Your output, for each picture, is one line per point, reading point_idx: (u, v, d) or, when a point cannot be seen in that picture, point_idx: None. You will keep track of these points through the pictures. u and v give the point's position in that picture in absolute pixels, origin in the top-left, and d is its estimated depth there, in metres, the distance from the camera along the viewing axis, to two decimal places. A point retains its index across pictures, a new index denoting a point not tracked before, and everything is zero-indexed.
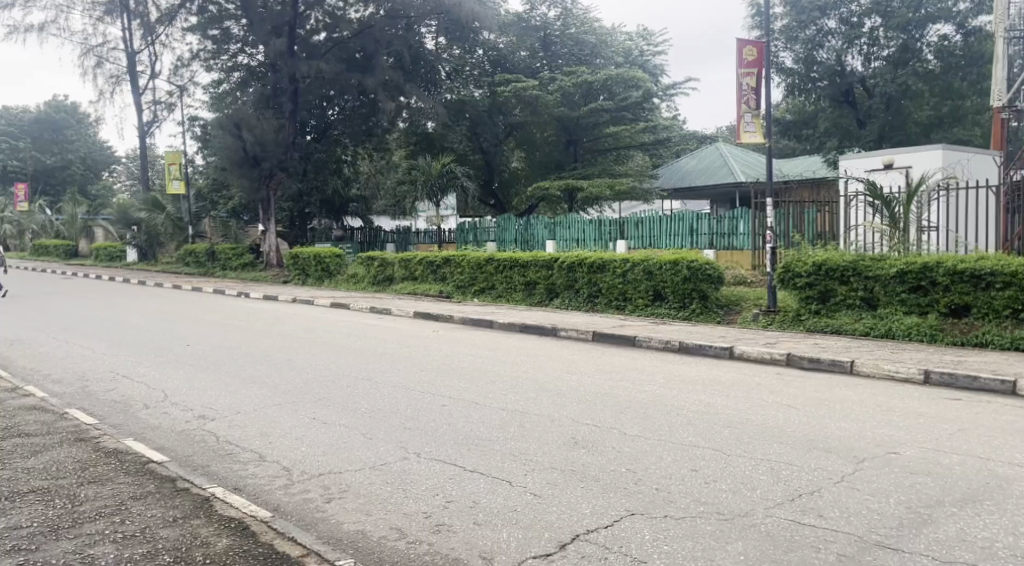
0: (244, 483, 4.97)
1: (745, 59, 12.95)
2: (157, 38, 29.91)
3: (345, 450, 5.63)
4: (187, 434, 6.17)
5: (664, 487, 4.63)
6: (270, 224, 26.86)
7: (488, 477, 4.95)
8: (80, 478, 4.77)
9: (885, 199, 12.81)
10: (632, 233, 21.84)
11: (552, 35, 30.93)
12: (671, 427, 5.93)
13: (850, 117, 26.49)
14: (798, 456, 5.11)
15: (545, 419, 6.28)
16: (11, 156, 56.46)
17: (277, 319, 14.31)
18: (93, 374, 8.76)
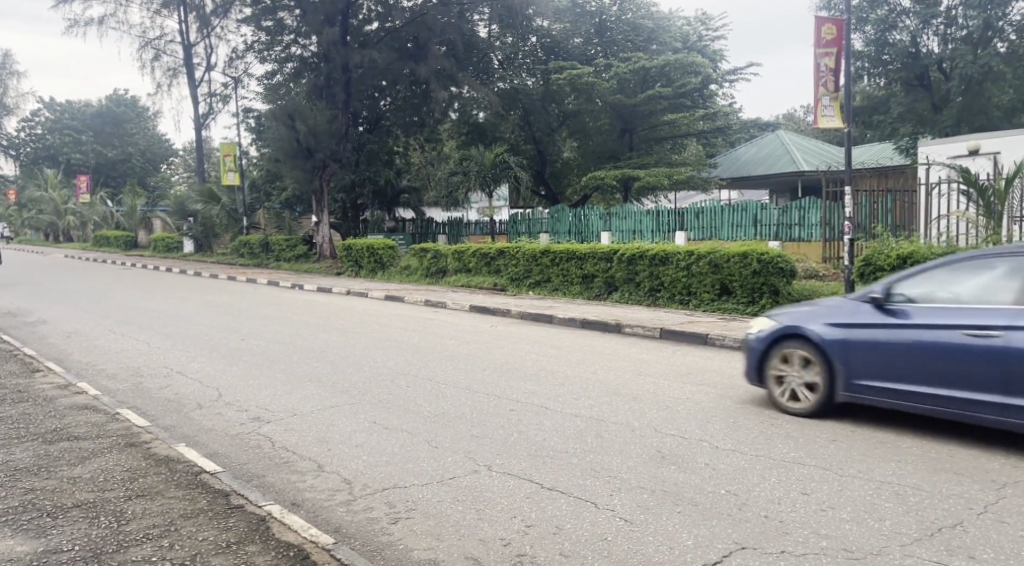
0: (303, 499, 4.56)
1: (824, 38, 12.07)
2: (213, 30, 30.11)
3: (408, 461, 5.17)
4: (242, 438, 5.80)
5: (775, 515, 4.06)
6: (323, 215, 26.81)
7: (569, 497, 4.43)
8: (129, 491, 4.40)
9: (978, 188, 11.90)
10: (691, 224, 21.04)
11: (607, 20, 30.07)
12: (768, 441, 5.34)
13: (925, 101, 25.50)
14: (924, 479, 4.48)
15: (624, 428, 5.74)
16: (74, 149, 57.80)
17: (330, 313, 14.01)
18: (147, 370, 8.50)
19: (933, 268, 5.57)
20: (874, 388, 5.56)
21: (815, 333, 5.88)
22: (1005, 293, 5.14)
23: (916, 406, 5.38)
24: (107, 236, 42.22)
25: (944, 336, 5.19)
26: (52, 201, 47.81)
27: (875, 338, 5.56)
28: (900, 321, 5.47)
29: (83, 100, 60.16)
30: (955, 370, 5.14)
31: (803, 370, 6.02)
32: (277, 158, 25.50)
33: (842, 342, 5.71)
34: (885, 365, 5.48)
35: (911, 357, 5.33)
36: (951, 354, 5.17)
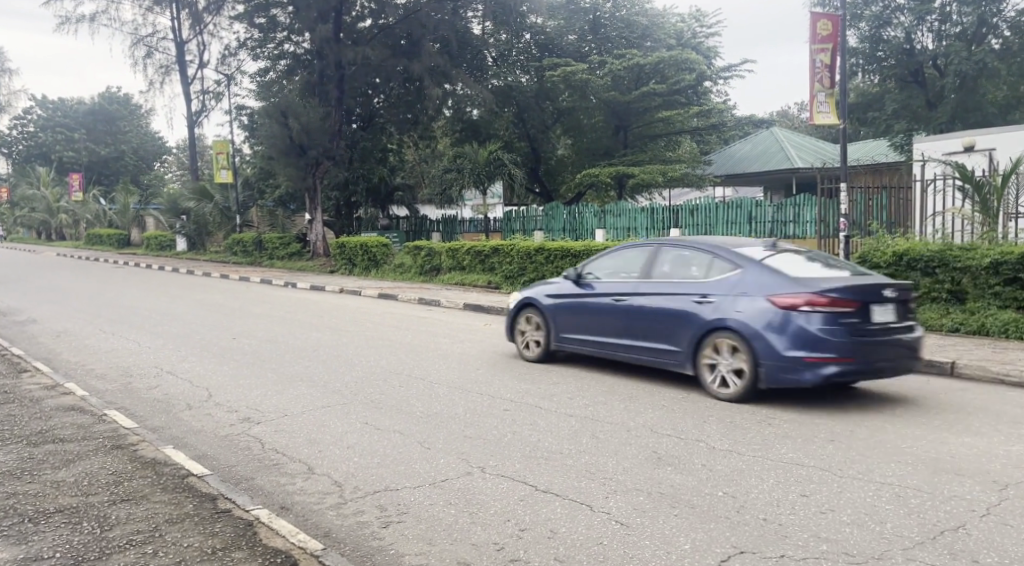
0: (292, 502, 4.46)
1: (819, 33, 11.98)
2: (205, 27, 29.94)
3: (401, 463, 5.08)
4: (231, 440, 5.71)
5: (774, 518, 3.98)
6: (317, 213, 26.69)
7: (563, 499, 4.35)
8: (113, 496, 4.30)
9: (975, 184, 11.83)
10: (686, 221, 20.95)
11: (601, 17, 29.98)
12: (766, 440, 5.27)
13: (920, 98, 25.53)
14: (925, 480, 4.41)
15: (620, 428, 5.66)
16: (66, 146, 57.50)
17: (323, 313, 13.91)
18: (137, 370, 8.40)
19: (621, 250, 7.74)
20: (578, 338, 7.79)
21: (540, 302, 8.16)
22: (652, 271, 7.30)
23: (602, 351, 7.59)
24: (100, 235, 42.00)
25: (608, 301, 7.44)
26: (44, 200, 47.51)
27: (581, 304, 7.74)
28: (593, 291, 7.65)
29: (76, 98, 59.81)
30: (618, 325, 7.32)
31: (538, 331, 8.29)
32: (270, 155, 25.34)
33: (553, 307, 8.03)
34: (585, 323, 7.67)
35: (594, 318, 7.57)
36: (617, 315, 7.36)
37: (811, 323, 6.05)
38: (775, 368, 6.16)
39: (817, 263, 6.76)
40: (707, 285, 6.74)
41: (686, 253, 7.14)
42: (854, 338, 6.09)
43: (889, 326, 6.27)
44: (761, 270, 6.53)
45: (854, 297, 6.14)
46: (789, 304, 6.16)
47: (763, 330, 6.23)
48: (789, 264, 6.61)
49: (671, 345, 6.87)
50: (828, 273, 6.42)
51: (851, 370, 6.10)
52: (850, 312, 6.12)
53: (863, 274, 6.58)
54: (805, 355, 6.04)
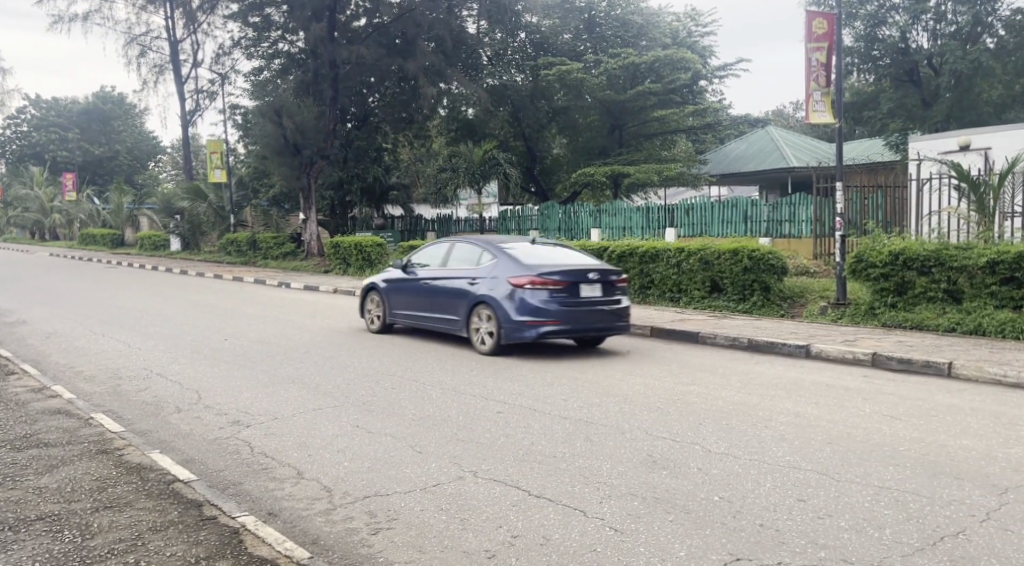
0: (280, 508, 4.37)
1: (814, 32, 11.91)
2: (199, 26, 29.81)
3: (391, 467, 4.99)
4: (220, 444, 5.62)
5: (770, 524, 3.91)
6: (311, 213, 26.59)
7: (557, 505, 4.27)
8: (96, 503, 4.20)
9: (972, 183, 11.78)
10: (682, 220, 20.85)
11: (596, 16, 30.11)
12: (762, 443, 5.20)
13: (914, 97, 25.41)
14: (924, 484, 4.34)
15: (614, 431, 5.58)
16: (60, 146, 57.23)
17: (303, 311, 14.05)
18: (126, 372, 8.30)
19: (433, 245, 10.13)
20: (402, 312, 10.16)
21: (378, 286, 10.57)
22: (451, 260, 9.72)
23: (415, 320, 9.92)
24: (93, 235, 41.82)
25: (416, 284, 9.89)
26: (37, 200, 47.30)
27: (406, 287, 10.15)
28: (414, 277, 10.06)
29: (69, 97, 59.59)
30: (423, 301, 9.67)
31: (378, 309, 10.67)
32: (264, 155, 25.24)
33: (387, 288, 10.44)
34: (404, 301, 10.10)
35: (410, 297, 9.99)
36: (427, 294, 9.78)
37: (531, 295, 8.50)
38: (509, 326, 8.60)
39: (554, 255, 9.25)
40: (477, 270, 9.17)
41: (468, 246, 9.58)
42: (563, 307, 8.55)
43: (595, 300, 8.74)
44: (507, 260, 9.00)
45: (564, 278, 8.61)
46: (520, 282, 8.61)
47: (503, 301, 8.66)
48: (530, 255, 9.08)
49: (452, 315, 9.32)
50: (556, 261, 8.87)
51: (562, 329, 8.56)
52: (561, 289, 8.58)
53: (585, 263, 9.05)
54: (527, 320, 8.50)
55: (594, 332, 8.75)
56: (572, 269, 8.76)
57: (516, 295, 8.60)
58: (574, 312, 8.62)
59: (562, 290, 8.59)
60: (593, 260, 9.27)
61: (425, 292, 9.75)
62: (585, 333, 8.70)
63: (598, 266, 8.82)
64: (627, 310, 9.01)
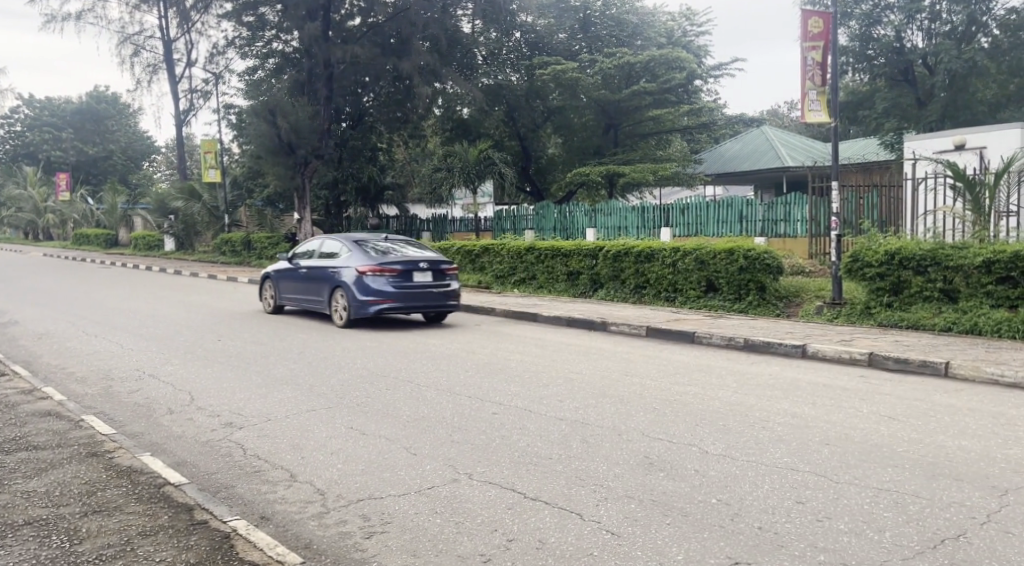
0: (272, 512, 4.32)
1: (810, 31, 11.92)
2: (193, 25, 29.68)
3: (386, 469, 4.94)
4: (212, 446, 5.56)
5: (769, 526, 3.86)
6: (306, 212, 26.51)
7: (552, 507, 4.23)
8: (85, 507, 4.14)
9: (969, 183, 11.76)
10: (677, 220, 20.82)
11: (592, 15, 29.95)
12: (761, 444, 5.15)
13: (909, 96, 25.49)
14: (923, 486, 4.31)
15: (611, 432, 5.54)
16: (54, 146, 57.00)
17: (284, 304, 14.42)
18: (118, 373, 8.22)
19: (313, 240, 12.55)
20: (287, 295, 12.61)
21: (273, 273, 12.98)
22: (323, 253, 12.17)
23: (299, 303, 12.39)
24: (87, 234, 41.66)
25: (296, 271, 12.35)
26: (30, 199, 47.08)
27: (291, 275, 12.61)
28: (297, 266, 12.50)
29: (62, 96, 59.36)
30: (303, 285, 12.15)
31: (273, 293, 13.08)
32: (259, 155, 25.15)
33: (279, 275, 12.87)
34: (289, 286, 12.55)
35: (292, 281, 12.44)
36: (304, 281, 12.24)
37: (372, 280, 10.98)
38: (356, 304, 11.05)
39: (398, 248, 11.73)
40: (337, 261, 11.60)
41: (333, 241, 12.03)
42: (398, 289, 11.03)
43: (425, 283, 11.25)
44: (358, 252, 11.44)
45: (399, 266, 11.11)
46: (364, 270, 11.07)
47: (351, 284, 11.11)
48: (379, 248, 11.54)
49: (320, 295, 11.74)
50: (397, 253, 11.37)
51: (397, 306, 11.04)
52: (397, 275, 11.06)
53: (422, 254, 11.55)
54: (369, 298, 10.96)
55: (424, 308, 11.27)
56: (407, 259, 11.25)
57: (360, 281, 11.08)
58: (406, 292, 11.12)
59: (396, 276, 11.08)
60: (431, 251, 11.78)
61: (302, 279, 12.19)
62: (417, 309, 11.20)
63: (427, 256, 11.34)
64: (454, 291, 11.54)
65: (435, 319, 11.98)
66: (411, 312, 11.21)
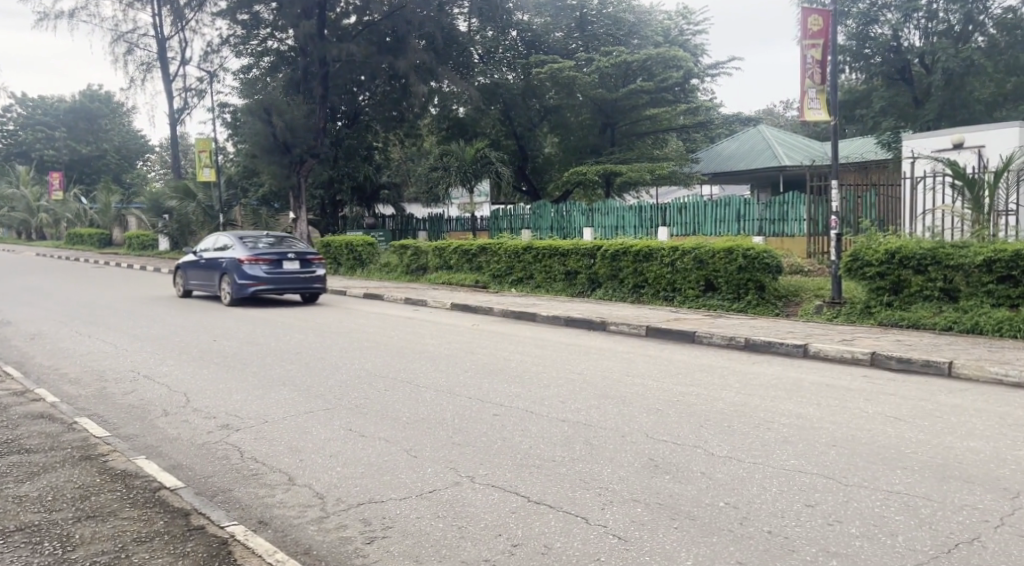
0: (270, 516, 4.23)
1: (810, 29, 11.82)
2: (187, 23, 29.53)
3: (387, 473, 4.85)
4: (208, 448, 5.47)
5: (779, 531, 3.78)
6: (301, 212, 26.39)
7: (557, 511, 4.14)
8: (78, 512, 4.04)
9: (970, 182, 11.69)
10: (674, 219, 20.75)
11: (588, 14, 29.72)
12: (767, 446, 5.08)
13: (906, 95, 25.54)
14: (934, 488, 4.23)
15: (614, 434, 5.45)
16: (46, 145, 56.71)
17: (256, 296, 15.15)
18: (112, 374, 8.12)
19: (212, 237, 15.59)
20: (192, 282, 15.56)
21: (182, 266, 15.95)
22: (218, 246, 15.17)
23: (200, 288, 15.39)
24: (81, 234, 41.45)
25: (195, 262, 15.35)
26: (23, 199, 46.72)
27: (195, 265, 15.59)
28: (200, 258, 15.44)
29: (56, 96, 59.12)
30: (201, 273, 15.15)
31: (183, 282, 16.01)
32: (254, 153, 25.03)
33: (187, 267, 15.87)
34: (192, 275, 15.57)
35: (194, 271, 15.44)
36: (205, 269, 15.22)
37: (249, 267, 14.03)
38: (236, 285, 14.06)
39: (275, 242, 14.82)
40: (225, 253, 14.65)
41: (224, 239, 15.07)
42: (270, 274, 14.14)
43: (294, 270, 14.35)
44: (240, 246, 14.52)
45: (272, 256, 14.21)
46: (244, 260, 14.15)
47: (233, 270, 14.17)
48: (259, 243, 14.64)
49: (212, 281, 14.77)
50: (272, 247, 14.46)
51: (269, 287, 14.11)
52: (270, 264, 14.16)
53: (292, 247, 14.67)
54: (246, 281, 14.03)
55: (293, 289, 14.37)
56: (278, 252, 14.39)
57: (240, 268, 14.13)
58: (278, 276, 14.22)
59: (268, 264, 14.17)
60: (302, 245, 14.86)
61: (203, 267, 15.13)
62: (286, 290, 14.28)
63: (295, 249, 14.47)
64: (319, 276, 14.63)
65: (306, 299, 15.07)
66: (282, 293, 14.28)
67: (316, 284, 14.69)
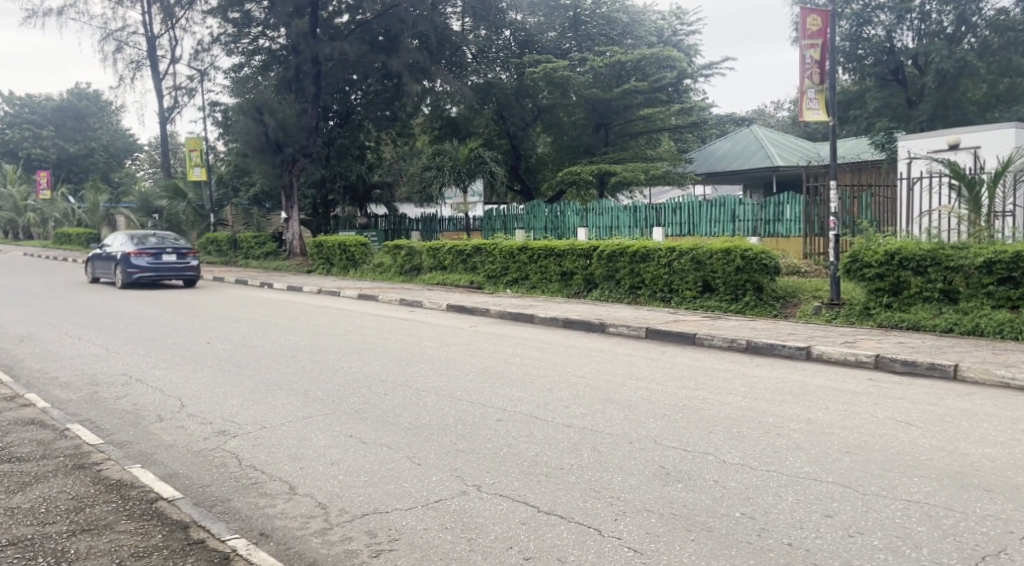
0: (272, 528, 4.09)
1: (809, 29, 11.72)
2: (177, 21, 29.24)
3: (391, 481, 4.72)
4: (205, 455, 5.33)
5: (799, 543, 3.67)
6: (293, 212, 26.19)
7: (569, 522, 4.02)
8: (73, 525, 3.89)
9: (969, 182, 11.60)
10: (668, 219, 20.65)
11: (582, 14, 29.49)
12: (780, 453, 4.97)
13: (900, 96, 25.49)
14: (954, 497, 4.14)
15: (622, 440, 5.33)
16: (34, 144, 56.20)
17: (146, 282, 18.77)
18: (104, 378, 7.94)
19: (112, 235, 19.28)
20: (97, 271, 19.14)
21: (90, 259, 19.60)
22: (114, 243, 18.86)
23: (101, 277, 19.04)
24: (69, 233, 41.07)
25: (96, 254, 19.03)
26: (10, 198, 46.18)
27: (100, 258, 19.06)
28: (103, 251, 19.02)
29: (43, 94, 58.59)
30: (101, 264, 18.85)
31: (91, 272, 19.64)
32: (245, 153, 24.81)
33: (92, 260, 19.51)
34: (95, 266, 19.24)
35: (94, 262, 19.11)
36: (106, 261, 18.79)
37: (134, 258, 17.74)
38: (125, 272, 17.72)
39: (157, 240, 18.51)
40: (116, 248, 18.33)
41: (118, 236, 18.76)
42: (153, 263, 17.87)
43: (171, 261, 18.09)
44: (130, 242, 18.24)
45: (152, 250, 17.92)
46: (131, 253, 17.84)
47: (122, 261, 17.84)
48: (144, 240, 18.36)
49: (107, 270, 18.50)
50: (154, 243, 18.17)
51: (151, 274, 17.81)
52: (152, 256, 17.88)
53: (171, 243, 18.39)
54: (132, 268, 17.72)
55: (171, 276, 18.11)
56: (159, 247, 18.10)
57: (129, 259, 17.79)
58: (158, 266, 17.91)
59: (150, 256, 17.87)
60: (179, 241, 18.62)
61: (104, 258, 18.63)
62: (165, 276, 18.01)
63: (172, 244, 18.20)
64: (192, 265, 18.40)
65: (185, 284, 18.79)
66: (162, 279, 18.00)
67: (190, 272, 18.43)
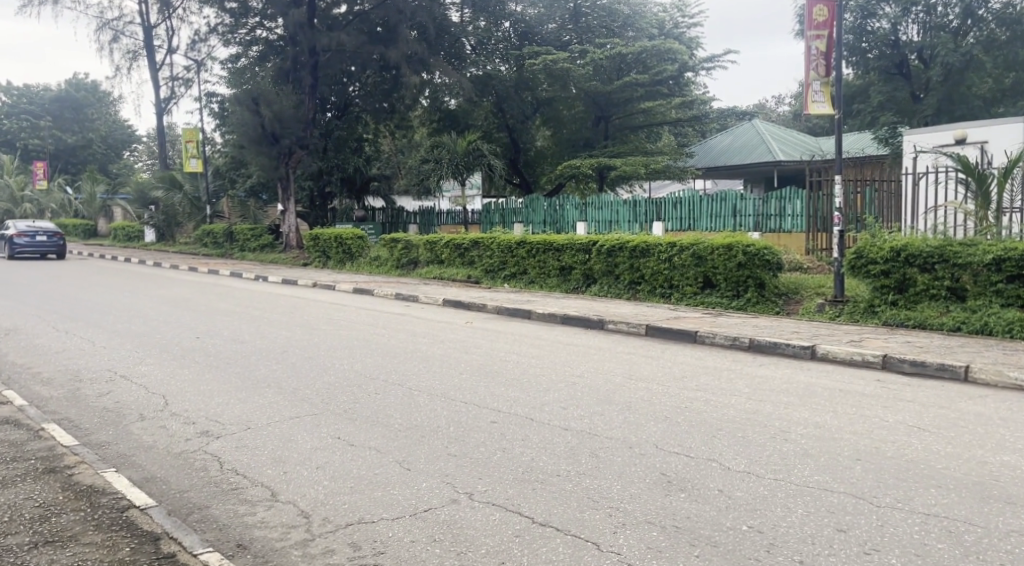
0: (250, 539, 3.85)
1: (814, 19, 11.41)
2: (175, 11, 28.90)
3: (378, 488, 4.47)
4: (185, 458, 5.08)
5: (811, 561, 3.42)
6: (289, 204, 25.86)
7: (567, 535, 3.78)
8: (35, 537, 3.65)
9: (978, 177, 11.33)
10: (669, 214, 20.43)
11: (582, 6, 29.15)
12: (789, 459, 4.73)
13: (905, 90, 25.23)
14: (975, 511, 3.89)
15: (622, 445, 5.09)
16: (32, 134, 55.90)
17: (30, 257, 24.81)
18: (87, 374, 7.71)
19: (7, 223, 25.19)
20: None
21: None
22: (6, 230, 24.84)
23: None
24: (65, 224, 40.74)
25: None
26: None
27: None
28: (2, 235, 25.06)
29: (41, 84, 58.31)
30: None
31: None
32: (241, 144, 24.54)
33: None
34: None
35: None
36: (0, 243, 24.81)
37: (15, 238, 23.80)
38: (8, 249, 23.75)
39: (34, 226, 24.49)
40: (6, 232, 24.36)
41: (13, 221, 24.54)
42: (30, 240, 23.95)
43: (43, 240, 24.15)
44: (17, 226, 24.26)
45: (28, 232, 23.95)
46: (13, 235, 23.89)
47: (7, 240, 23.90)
48: (24, 225, 24.36)
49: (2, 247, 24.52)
50: (30, 227, 24.19)
51: (27, 249, 23.88)
52: (27, 237, 23.90)
53: (44, 228, 24.42)
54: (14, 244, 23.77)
55: (44, 251, 24.20)
56: (34, 230, 24.11)
57: (11, 239, 23.84)
58: (33, 244, 23.98)
59: (27, 237, 23.94)
60: (51, 227, 24.65)
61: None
62: (39, 250, 24.08)
63: (44, 228, 24.27)
64: (60, 243, 24.50)
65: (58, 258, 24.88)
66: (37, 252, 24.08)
67: (58, 248, 24.52)
